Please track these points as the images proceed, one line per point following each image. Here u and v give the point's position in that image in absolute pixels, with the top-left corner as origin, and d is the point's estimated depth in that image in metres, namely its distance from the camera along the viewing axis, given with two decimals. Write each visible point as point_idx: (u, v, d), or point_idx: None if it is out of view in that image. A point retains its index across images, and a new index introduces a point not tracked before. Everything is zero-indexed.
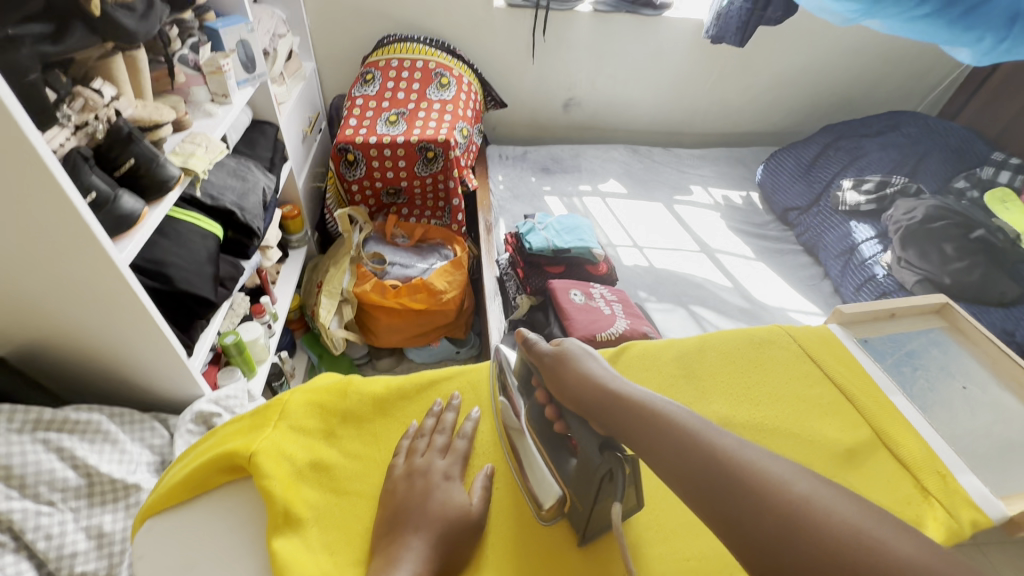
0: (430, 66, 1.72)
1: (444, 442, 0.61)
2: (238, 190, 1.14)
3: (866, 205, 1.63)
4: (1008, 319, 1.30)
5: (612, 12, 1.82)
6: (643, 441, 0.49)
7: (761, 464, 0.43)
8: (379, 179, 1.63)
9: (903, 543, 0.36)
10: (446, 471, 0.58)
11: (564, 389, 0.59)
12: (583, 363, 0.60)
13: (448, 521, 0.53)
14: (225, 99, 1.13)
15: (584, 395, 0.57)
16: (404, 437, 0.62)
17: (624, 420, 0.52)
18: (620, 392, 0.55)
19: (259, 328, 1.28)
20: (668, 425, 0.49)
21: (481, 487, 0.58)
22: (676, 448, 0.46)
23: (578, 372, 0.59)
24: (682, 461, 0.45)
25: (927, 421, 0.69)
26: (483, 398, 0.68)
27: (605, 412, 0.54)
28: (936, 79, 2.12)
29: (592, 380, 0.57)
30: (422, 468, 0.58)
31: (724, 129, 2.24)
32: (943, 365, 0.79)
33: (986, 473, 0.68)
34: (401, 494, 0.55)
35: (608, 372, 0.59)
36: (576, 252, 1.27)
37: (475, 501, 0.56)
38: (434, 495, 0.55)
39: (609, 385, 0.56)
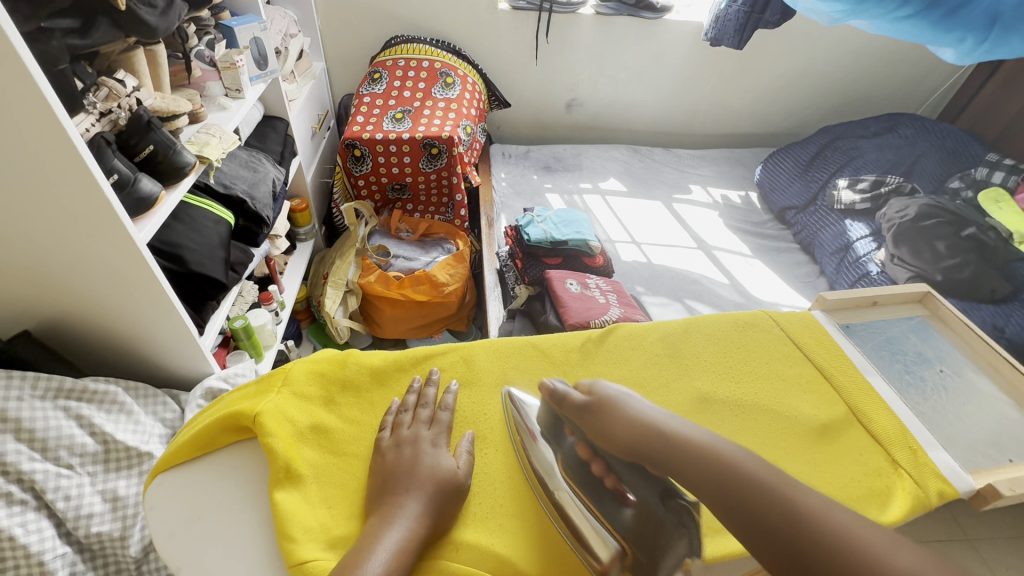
0: (436, 66, 1.78)
1: (429, 415, 0.64)
2: (250, 180, 1.19)
3: (861, 203, 1.66)
4: (999, 315, 1.32)
5: (614, 15, 1.87)
6: (719, 488, 0.50)
7: (847, 527, 0.45)
8: (385, 175, 1.68)
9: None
10: (432, 440, 0.61)
11: (613, 433, 0.58)
12: (630, 402, 0.61)
13: (434, 480, 0.57)
14: (238, 93, 1.20)
15: (637, 440, 0.57)
16: (389, 412, 0.65)
17: (693, 467, 0.52)
18: (678, 435, 0.56)
19: (268, 314, 1.32)
20: (743, 476, 0.50)
21: (465, 451, 0.62)
22: (761, 500, 0.48)
23: (629, 414, 0.59)
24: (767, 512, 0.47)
25: (903, 402, 0.72)
26: (473, 373, 0.71)
27: (670, 459, 0.54)
28: (937, 81, 2.13)
29: (649, 420, 0.58)
30: (410, 438, 0.61)
31: (725, 131, 2.28)
32: (919, 351, 0.83)
33: (956, 450, 0.70)
34: (393, 456, 0.59)
35: (657, 412, 0.60)
36: (573, 244, 1.31)
37: (461, 465, 0.60)
38: (421, 461, 0.58)
39: (667, 428, 0.57)
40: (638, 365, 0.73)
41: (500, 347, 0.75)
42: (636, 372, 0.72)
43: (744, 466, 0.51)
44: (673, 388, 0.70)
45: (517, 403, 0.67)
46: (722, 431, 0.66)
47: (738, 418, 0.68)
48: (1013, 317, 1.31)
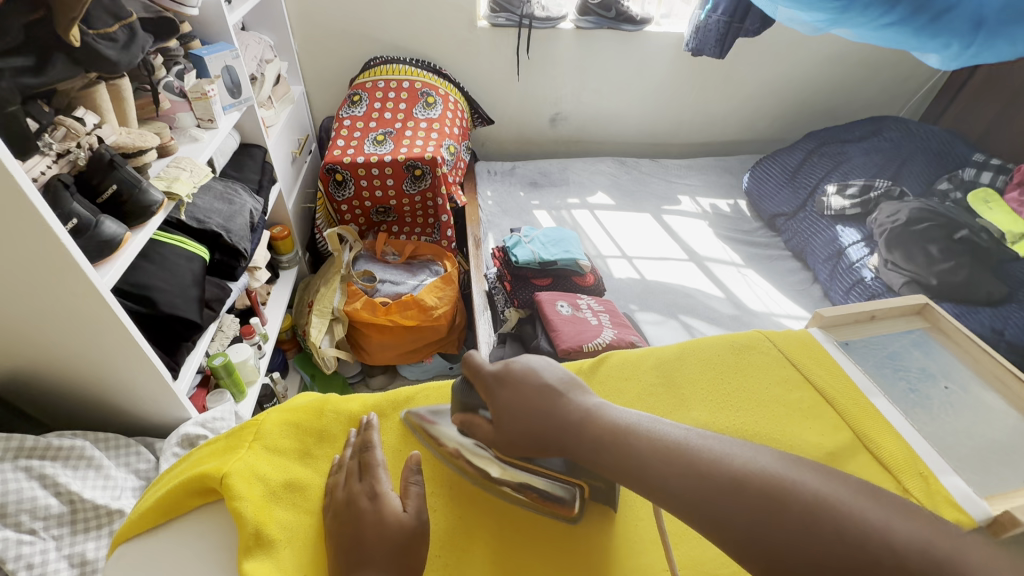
0: (416, 86, 1.76)
1: (359, 464, 0.57)
2: (225, 213, 1.15)
3: (851, 209, 1.64)
4: (996, 318, 1.27)
5: (594, 28, 1.86)
6: (593, 456, 0.50)
7: (734, 455, 0.44)
8: (368, 199, 1.65)
9: (808, 478, 0.41)
10: (369, 492, 0.54)
11: (509, 419, 0.55)
12: (506, 381, 0.57)
13: (394, 543, 0.50)
14: (210, 124, 1.17)
15: (534, 426, 0.53)
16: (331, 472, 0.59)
17: (569, 438, 0.52)
18: (555, 409, 0.54)
19: (249, 349, 1.27)
20: (615, 440, 0.49)
21: (416, 494, 0.54)
22: (625, 458, 0.48)
23: (516, 399, 0.55)
24: (633, 468, 0.47)
25: (908, 422, 0.67)
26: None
27: (549, 436, 0.53)
28: (917, 83, 2.14)
29: (524, 395, 0.55)
30: (344, 500, 0.54)
31: (710, 139, 2.27)
32: (921, 366, 0.78)
33: (973, 472, 0.66)
34: (343, 515, 0.52)
35: (542, 382, 0.56)
36: (562, 264, 1.28)
37: (407, 507, 0.53)
38: (364, 520, 0.51)
39: (545, 405, 0.54)
40: (632, 401, 0.68)
41: None
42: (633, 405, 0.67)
43: (616, 429, 0.50)
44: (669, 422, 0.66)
45: (422, 418, 0.63)
46: None
47: None
48: (1011, 319, 1.26)
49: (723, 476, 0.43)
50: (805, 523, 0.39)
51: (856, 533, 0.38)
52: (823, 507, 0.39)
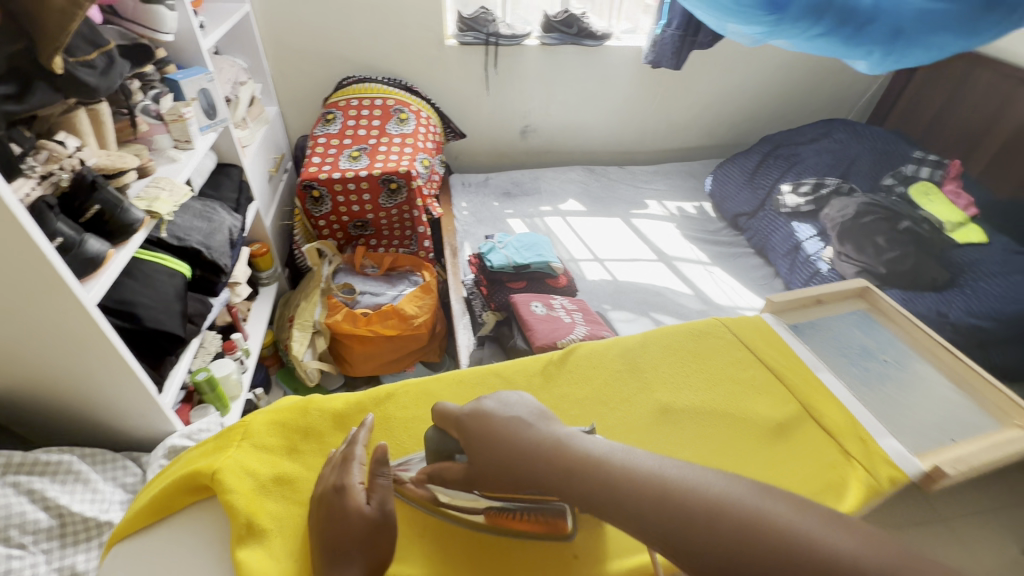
0: (389, 103, 1.81)
1: (343, 454, 0.58)
2: (205, 230, 1.18)
3: (806, 206, 1.72)
4: (941, 301, 1.36)
5: (558, 44, 1.95)
6: (561, 487, 0.46)
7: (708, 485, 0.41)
8: (346, 213, 1.69)
9: (785, 510, 0.38)
10: (339, 482, 0.54)
11: (481, 454, 0.52)
12: (474, 417, 0.55)
13: (363, 530, 0.50)
14: (188, 144, 1.20)
15: (504, 459, 0.50)
16: (328, 463, 0.58)
17: (537, 471, 0.49)
18: (526, 441, 0.51)
19: (231, 363, 1.30)
20: (586, 469, 0.46)
21: (383, 485, 0.54)
22: (597, 489, 0.44)
23: (488, 435, 0.53)
24: (606, 498, 0.44)
25: (853, 394, 0.72)
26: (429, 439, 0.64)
27: (518, 470, 0.49)
28: (862, 88, 2.28)
29: (494, 429, 0.53)
30: (320, 492, 0.54)
31: (674, 146, 2.38)
32: (862, 343, 0.81)
33: (910, 424, 0.69)
34: (316, 507, 0.53)
35: (513, 418, 0.54)
36: (535, 267, 1.33)
37: (368, 502, 0.52)
38: (333, 509, 0.51)
39: (517, 436, 0.51)
40: (582, 398, 0.67)
41: (463, 376, 0.70)
42: (586, 398, 0.67)
43: (588, 455, 0.47)
44: (632, 402, 0.68)
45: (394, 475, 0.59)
46: (686, 440, 0.64)
47: (698, 426, 0.66)
48: (954, 303, 1.36)
49: (699, 509, 0.40)
50: (783, 556, 0.35)
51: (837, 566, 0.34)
52: (805, 542, 0.36)
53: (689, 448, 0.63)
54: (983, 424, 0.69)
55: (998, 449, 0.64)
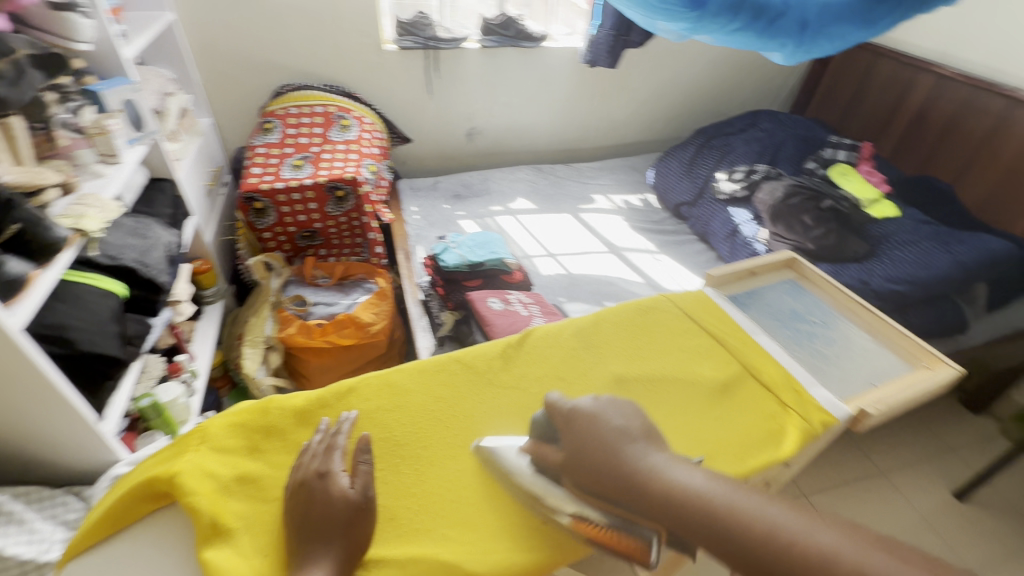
0: (330, 110, 1.78)
1: (323, 444, 0.55)
2: (140, 247, 1.12)
3: (740, 191, 1.84)
4: (862, 270, 1.49)
5: (497, 47, 1.98)
6: (667, 518, 0.43)
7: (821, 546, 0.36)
8: (292, 223, 1.65)
9: None
10: (320, 467, 0.53)
11: (582, 467, 0.49)
12: (579, 422, 0.52)
13: (339, 516, 0.49)
14: (114, 158, 1.14)
15: (603, 475, 0.47)
16: (301, 453, 0.56)
17: (636, 496, 0.45)
18: (626, 460, 0.47)
19: (179, 387, 1.24)
20: (688, 503, 0.42)
21: (364, 470, 0.54)
22: (700, 530, 0.41)
23: (591, 448, 0.50)
24: (717, 535, 0.40)
25: (788, 354, 0.77)
26: (395, 435, 0.60)
27: (618, 489, 0.46)
28: (783, 80, 2.45)
29: (598, 441, 0.50)
30: (295, 481, 0.52)
31: (616, 142, 2.46)
32: (791, 307, 0.87)
33: (835, 373, 0.76)
34: (292, 494, 0.51)
35: (618, 429, 0.51)
36: (490, 265, 1.34)
37: (354, 486, 0.52)
38: (313, 496, 0.50)
39: (619, 453, 0.48)
40: (540, 376, 0.69)
41: (425, 365, 0.69)
42: (544, 377, 0.69)
43: (689, 490, 0.43)
44: (588, 375, 0.70)
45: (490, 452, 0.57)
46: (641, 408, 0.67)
47: (650, 393, 0.69)
48: (874, 271, 1.49)
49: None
50: None
51: None
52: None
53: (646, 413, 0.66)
54: (900, 369, 0.77)
55: (911, 390, 0.71)
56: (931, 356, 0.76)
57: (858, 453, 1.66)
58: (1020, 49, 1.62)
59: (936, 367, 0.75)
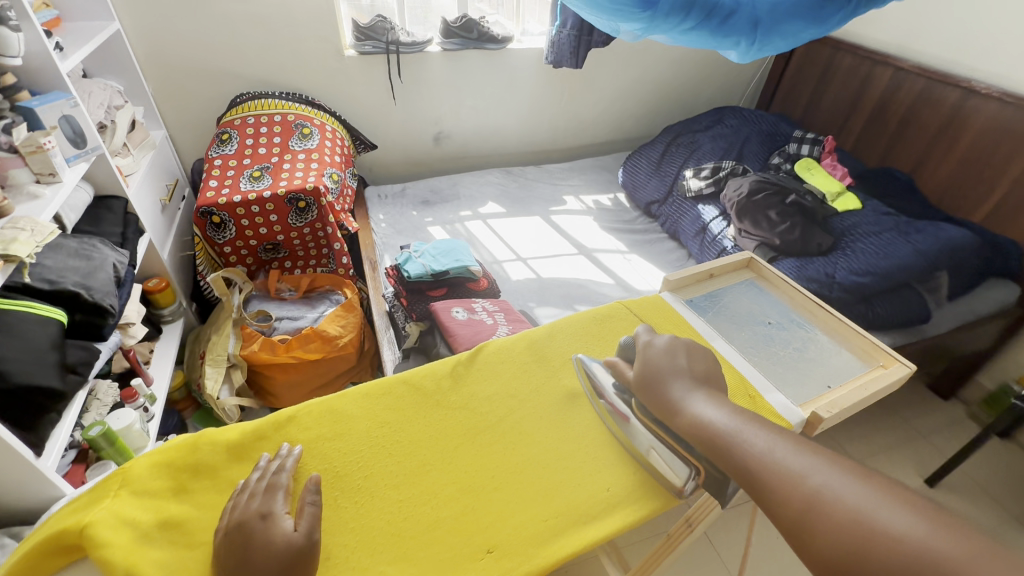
0: (289, 118, 1.74)
1: (266, 483, 0.53)
2: (83, 270, 1.07)
3: (707, 188, 1.85)
4: (828, 264, 1.50)
5: (461, 49, 1.96)
6: (694, 439, 0.55)
7: (784, 462, 0.48)
8: (253, 237, 1.60)
9: (853, 488, 0.43)
10: (262, 510, 0.50)
11: (650, 397, 0.60)
12: (651, 360, 0.62)
13: (274, 559, 0.46)
14: (52, 177, 1.09)
15: (660, 403, 0.58)
16: (232, 495, 0.53)
17: (676, 422, 0.57)
18: (675, 395, 0.58)
19: (133, 413, 1.20)
20: (708, 427, 0.54)
21: (312, 508, 0.51)
22: (716, 448, 0.52)
23: (655, 384, 0.60)
24: (715, 450, 0.52)
25: (744, 357, 0.76)
26: (337, 466, 0.57)
27: (664, 412, 0.58)
28: (749, 75, 2.47)
29: (657, 377, 0.60)
30: (234, 522, 0.49)
31: (586, 142, 2.45)
32: (748, 309, 0.86)
33: (790, 375, 0.75)
34: (226, 537, 0.48)
35: (678, 368, 0.61)
36: (454, 273, 1.32)
37: (299, 528, 0.49)
38: (253, 541, 0.47)
39: (672, 386, 0.59)
40: (490, 395, 0.67)
41: (369, 389, 0.66)
42: (496, 396, 0.67)
43: (708, 419, 0.54)
44: (540, 391, 0.68)
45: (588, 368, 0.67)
46: (591, 424, 0.65)
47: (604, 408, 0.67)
48: (839, 264, 1.50)
49: (781, 486, 0.46)
50: (840, 522, 0.42)
51: (873, 536, 0.40)
52: (864, 520, 0.41)
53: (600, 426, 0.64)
54: (855, 368, 0.76)
55: (865, 390, 0.71)
56: (884, 355, 0.76)
57: (831, 445, 1.68)
58: (973, 41, 1.65)
59: (891, 366, 0.74)
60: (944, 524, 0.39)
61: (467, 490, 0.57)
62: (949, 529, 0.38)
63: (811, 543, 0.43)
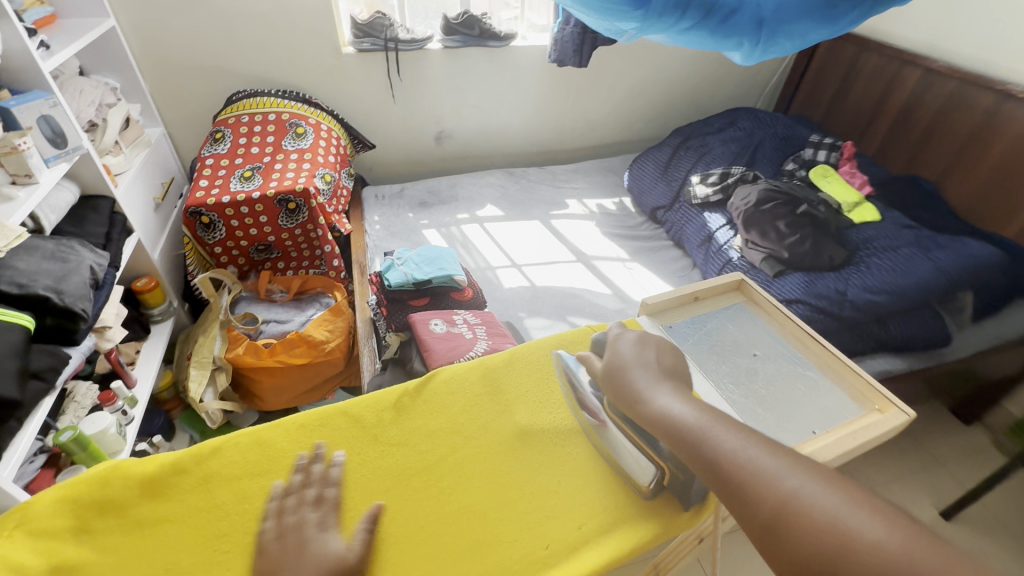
0: (283, 117, 1.71)
1: (315, 495, 0.52)
2: (56, 273, 1.05)
3: (714, 195, 1.76)
4: (839, 280, 1.40)
5: (462, 47, 1.90)
6: (659, 432, 0.53)
7: (756, 463, 0.46)
8: (243, 237, 1.58)
9: (828, 497, 0.42)
10: (319, 522, 0.50)
11: (615, 387, 0.58)
12: (619, 351, 0.61)
13: (320, 575, 0.45)
14: (28, 178, 1.08)
15: (623, 393, 0.57)
16: (270, 499, 0.52)
17: (642, 412, 0.55)
18: (642, 386, 0.56)
19: (110, 416, 1.18)
20: (675, 422, 0.52)
21: (363, 530, 0.49)
22: (680, 441, 0.50)
23: (620, 376, 0.58)
24: (682, 445, 0.50)
25: (721, 392, 0.70)
26: (253, 508, 0.53)
27: (627, 401, 0.56)
28: (768, 74, 2.35)
29: (624, 369, 0.58)
30: (291, 526, 0.49)
31: (593, 143, 2.38)
32: (732, 339, 0.79)
33: (773, 417, 0.68)
34: (278, 549, 0.47)
35: (642, 359, 0.59)
36: (438, 282, 1.27)
37: (354, 548, 0.48)
38: (306, 550, 0.47)
39: (635, 376, 0.57)
40: (435, 431, 0.62)
41: (306, 420, 0.61)
42: (442, 431, 0.62)
43: (675, 412, 0.52)
44: (489, 428, 0.62)
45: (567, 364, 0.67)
46: (540, 468, 0.59)
47: (559, 448, 0.61)
48: (852, 280, 1.40)
49: (754, 488, 0.44)
50: (816, 528, 0.40)
51: (855, 550, 0.38)
52: (842, 531, 0.39)
53: (551, 471, 0.59)
54: (848, 411, 0.69)
55: (854, 439, 0.64)
56: (880, 398, 0.69)
57: None
58: (1011, 40, 1.51)
59: (887, 411, 0.68)
60: (933, 548, 0.37)
61: (400, 540, 0.52)
62: (933, 549, 0.37)
63: (785, 550, 0.41)
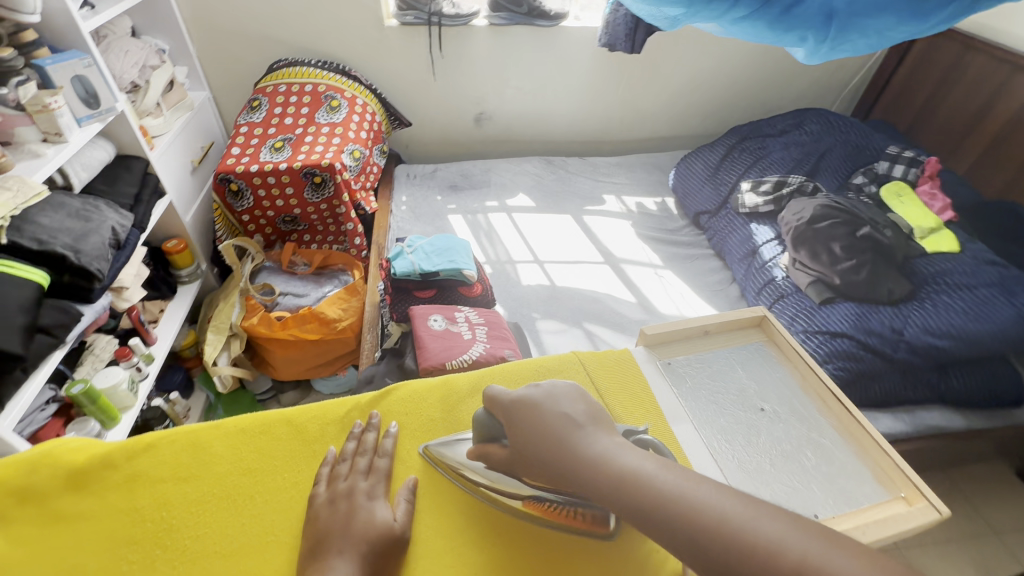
0: (320, 88, 1.69)
1: (367, 463, 0.57)
2: (77, 231, 1.08)
3: (764, 206, 1.60)
4: (896, 316, 1.24)
5: (509, 25, 1.80)
6: (616, 502, 0.47)
7: (750, 528, 0.41)
8: (270, 208, 1.59)
9: (841, 560, 0.38)
10: (369, 492, 0.55)
11: (538, 458, 0.53)
12: (542, 415, 0.55)
13: (369, 539, 0.50)
14: (59, 137, 1.10)
15: (555, 461, 0.51)
16: (323, 463, 0.58)
17: (586, 479, 0.49)
18: (585, 450, 0.51)
19: (123, 372, 1.23)
20: (639, 483, 0.47)
21: (405, 500, 0.55)
22: (646, 504, 0.46)
23: (554, 438, 0.52)
24: (653, 515, 0.45)
25: (711, 448, 0.61)
26: (169, 517, 0.52)
27: (565, 470, 0.51)
28: (851, 72, 2.09)
29: (551, 435, 0.53)
30: (346, 491, 0.54)
31: (643, 136, 2.22)
32: (739, 386, 0.69)
33: (770, 487, 0.58)
34: (327, 509, 0.53)
35: (567, 416, 0.54)
36: (445, 274, 1.23)
37: (398, 517, 0.54)
38: (356, 516, 0.52)
39: (573, 441, 0.52)
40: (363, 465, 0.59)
41: (242, 423, 0.61)
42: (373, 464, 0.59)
43: (638, 471, 0.48)
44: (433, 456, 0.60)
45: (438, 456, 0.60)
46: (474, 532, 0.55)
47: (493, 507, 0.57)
48: (912, 318, 1.23)
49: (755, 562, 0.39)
50: None
51: None
52: None
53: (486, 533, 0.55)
54: (864, 493, 0.58)
55: (863, 534, 0.54)
56: (910, 486, 0.58)
57: None
58: None
59: (914, 504, 0.56)
60: None
61: None
62: None
63: None
